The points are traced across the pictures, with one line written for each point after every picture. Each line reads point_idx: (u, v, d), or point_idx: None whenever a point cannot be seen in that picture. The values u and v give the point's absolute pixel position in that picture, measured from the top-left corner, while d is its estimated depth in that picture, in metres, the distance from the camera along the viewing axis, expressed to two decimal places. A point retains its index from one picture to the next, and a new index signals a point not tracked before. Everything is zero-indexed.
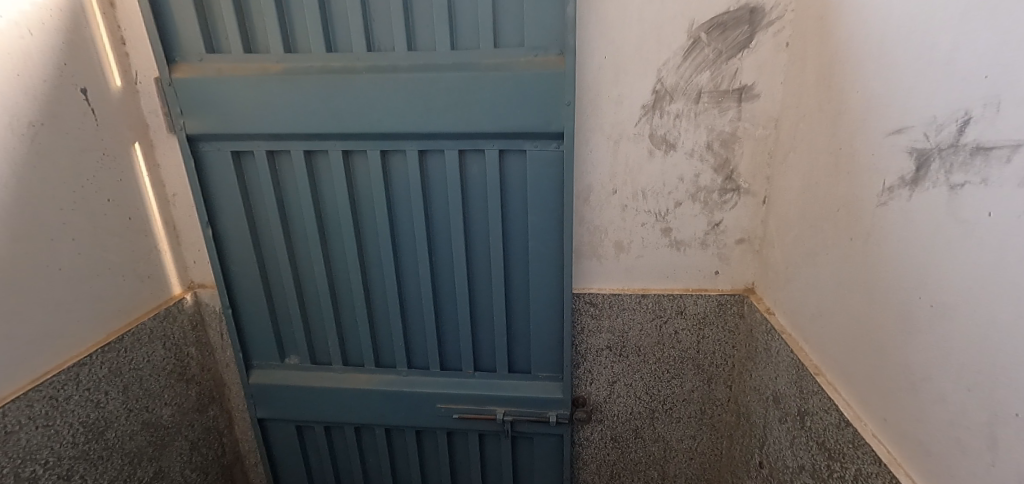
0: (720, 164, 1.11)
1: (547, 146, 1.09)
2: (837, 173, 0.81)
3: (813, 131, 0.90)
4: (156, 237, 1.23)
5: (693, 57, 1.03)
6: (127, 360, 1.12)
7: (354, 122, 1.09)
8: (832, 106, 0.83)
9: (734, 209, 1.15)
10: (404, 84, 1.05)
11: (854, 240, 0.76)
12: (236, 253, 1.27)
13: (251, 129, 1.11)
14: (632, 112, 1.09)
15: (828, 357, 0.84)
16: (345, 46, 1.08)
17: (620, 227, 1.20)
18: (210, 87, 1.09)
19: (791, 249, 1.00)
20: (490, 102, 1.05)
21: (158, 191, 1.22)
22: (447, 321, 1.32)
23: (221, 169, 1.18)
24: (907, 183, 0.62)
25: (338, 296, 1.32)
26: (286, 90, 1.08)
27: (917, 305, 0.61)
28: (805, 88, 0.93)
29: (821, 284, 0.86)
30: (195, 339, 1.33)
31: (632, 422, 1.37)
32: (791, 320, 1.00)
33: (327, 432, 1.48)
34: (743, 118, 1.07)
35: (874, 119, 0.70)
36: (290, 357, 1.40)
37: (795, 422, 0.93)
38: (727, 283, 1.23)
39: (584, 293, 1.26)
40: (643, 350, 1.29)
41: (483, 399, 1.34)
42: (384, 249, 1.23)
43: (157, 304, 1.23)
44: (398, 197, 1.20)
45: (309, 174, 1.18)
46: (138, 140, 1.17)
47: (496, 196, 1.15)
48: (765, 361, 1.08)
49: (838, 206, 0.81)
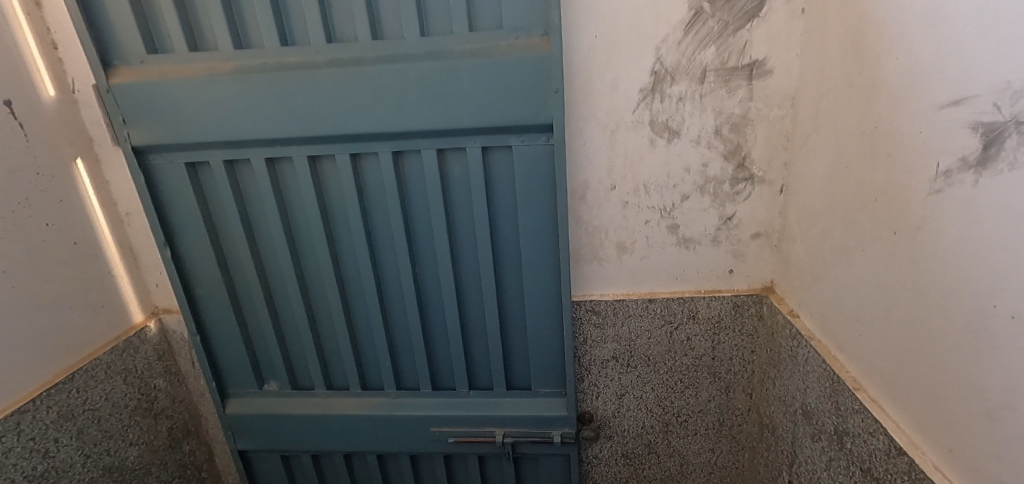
0: (730, 151, 0.99)
1: (535, 140, 0.97)
2: (876, 155, 0.69)
3: (840, 109, 0.78)
4: (110, 261, 1.11)
5: (696, 30, 0.90)
6: (81, 401, 1.01)
7: (319, 124, 0.97)
8: (865, 77, 0.70)
9: (749, 200, 1.03)
10: (370, 78, 0.93)
11: (899, 235, 0.64)
12: (200, 275, 1.16)
13: (204, 136, 1.00)
14: (629, 98, 0.96)
15: (871, 370, 0.73)
16: (302, 38, 0.96)
17: (621, 226, 1.08)
18: (154, 92, 0.97)
19: (819, 244, 0.88)
20: (469, 93, 0.93)
21: (109, 211, 1.11)
22: (437, 335, 1.21)
23: (176, 183, 1.06)
24: (973, 165, 0.51)
25: (317, 317, 1.21)
26: (238, 91, 0.95)
27: (993, 316, 0.49)
28: (827, 60, 0.81)
29: (860, 285, 0.75)
30: (162, 369, 1.21)
31: (645, 437, 1.26)
32: (819, 325, 0.89)
33: (315, 461, 1.37)
34: (755, 98, 0.95)
35: (923, 89, 0.58)
36: (269, 383, 1.29)
37: (831, 443, 0.82)
38: (743, 283, 1.11)
39: (584, 301, 1.14)
40: (654, 359, 1.18)
41: (480, 420, 1.23)
42: (362, 262, 1.12)
43: (116, 335, 1.12)
44: (373, 206, 1.08)
45: (274, 183, 1.06)
46: (81, 155, 1.05)
47: (482, 199, 1.03)
48: (791, 370, 0.97)
49: (876, 194, 0.69)
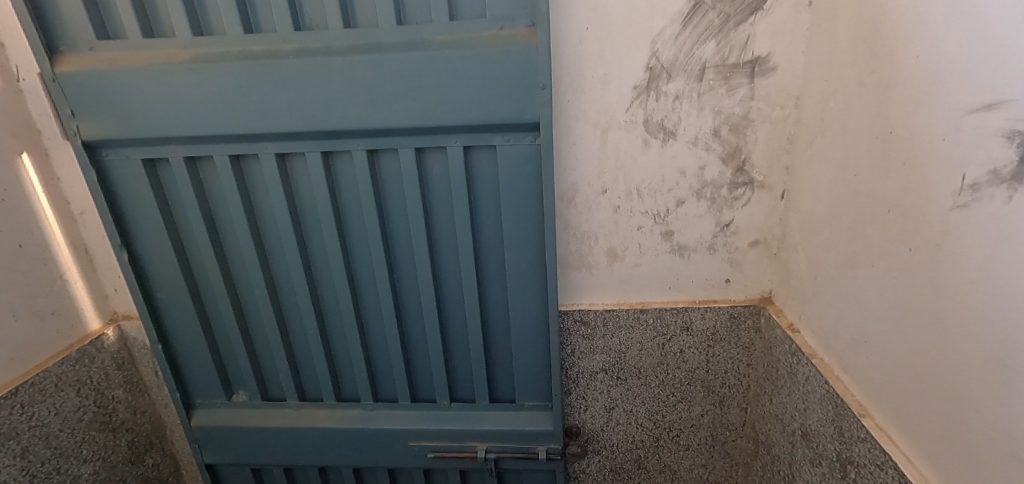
0: (729, 154, 0.93)
1: (520, 139, 0.90)
2: (889, 163, 0.63)
3: (849, 112, 0.72)
4: (61, 264, 1.03)
5: (695, 23, 0.84)
6: (26, 416, 0.93)
7: (286, 119, 0.90)
8: (879, 77, 0.64)
9: (747, 206, 0.97)
10: (342, 70, 0.85)
11: (915, 251, 0.58)
12: (162, 279, 1.08)
13: (161, 131, 0.91)
14: (622, 95, 0.90)
15: (880, 396, 0.67)
16: (267, 25, 0.88)
17: (612, 232, 1.01)
18: (104, 81, 0.88)
19: (822, 255, 0.82)
20: (448, 88, 0.85)
21: (61, 210, 1.02)
22: (416, 345, 1.14)
23: (133, 181, 0.98)
24: (1006, 179, 0.44)
25: (289, 325, 1.14)
26: (196, 82, 0.87)
27: (1021, 350, 0.43)
28: (836, 57, 0.75)
29: (869, 303, 0.69)
30: (122, 379, 1.13)
31: (635, 451, 1.20)
32: (821, 342, 0.83)
33: (288, 474, 1.30)
34: (756, 97, 0.88)
35: (947, 90, 0.52)
36: (238, 393, 1.21)
37: (832, 470, 0.76)
38: (739, 293, 1.05)
39: (572, 310, 1.08)
40: (645, 371, 1.11)
41: (461, 434, 1.16)
42: (335, 268, 1.05)
43: (69, 344, 1.04)
44: (347, 207, 1.01)
45: (240, 182, 0.98)
46: (28, 150, 0.96)
47: (463, 202, 0.96)
48: (790, 388, 0.91)
49: (888, 206, 0.63)
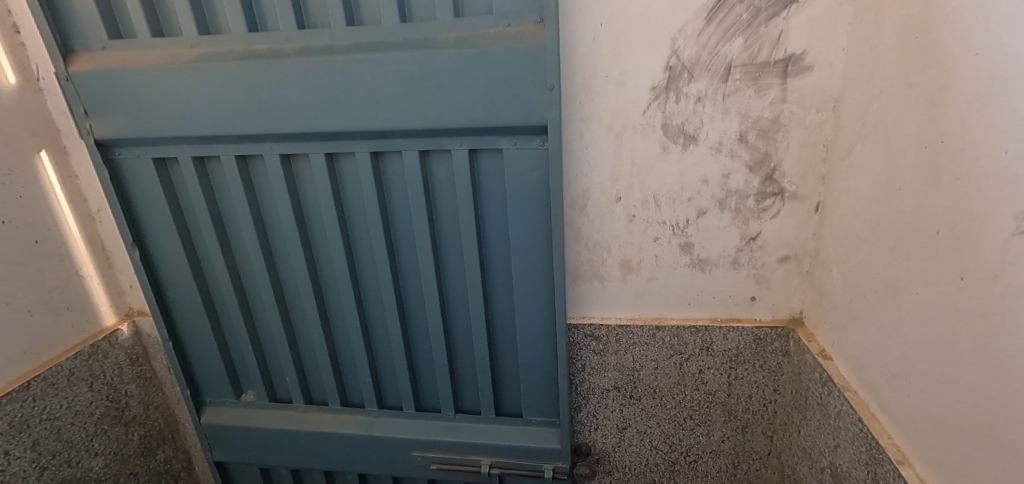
0: (757, 161, 0.85)
1: (527, 142, 0.85)
2: (939, 177, 0.54)
3: (894, 117, 0.64)
4: (77, 260, 1.05)
5: (720, 18, 0.76)
6: (37, 410, 0.95)
7: (289, 120, 0.88)
8: (930, 77, 0.56)
9: (777, 218, 0.89)
10: (343, 70, 0.83)
11: (968, 281, 0.50)
12: (173, 278, 1.09)
13: (168, 130, 0.91)
14: (638, 97, 0.83)
15: (922, 442, 0.58)
16: (272, 23, 0.86)
17: (626, 242, 0.95)
18: (114, 80, 0.89)
19: (860, 277, 0.73)
20: (452, 88, 0.81)
21: (79, 207, 1.05)
22: (420, 352, 1.11)
23: (144, 180, 0.99)
24: None
25: (295, 327, 1.13)
26: (201, 81, 0.87)
27: None
28: (881, 54, 0.66)
29: (912, 336, 0.60)
30: (135, 374, 1.15)
31: (648, 475, 1.13)
32: (856, 374, 0.74)
33: (295, 476, 1.30)
34: (789, 99, 0.80)
35: (1008, 94, 0.44)
36: (246, 392, 1.22)
37: None
38: (766, 313, 0.97)
39: (582, 324, 1.02)
40: (660, 392, 1.04)
41: (465, 447, 1.12)
42: (339, 271, 1.02)
43: (83, 339, 1.06)
44: (351, 211, 0.98)
45: (246, 184, 0.98)
46: (47, 148, 0.98)
47: (468, 207, 0.92)
48: (820, 421, 0.83)
49: (937, 226, 0.55)
